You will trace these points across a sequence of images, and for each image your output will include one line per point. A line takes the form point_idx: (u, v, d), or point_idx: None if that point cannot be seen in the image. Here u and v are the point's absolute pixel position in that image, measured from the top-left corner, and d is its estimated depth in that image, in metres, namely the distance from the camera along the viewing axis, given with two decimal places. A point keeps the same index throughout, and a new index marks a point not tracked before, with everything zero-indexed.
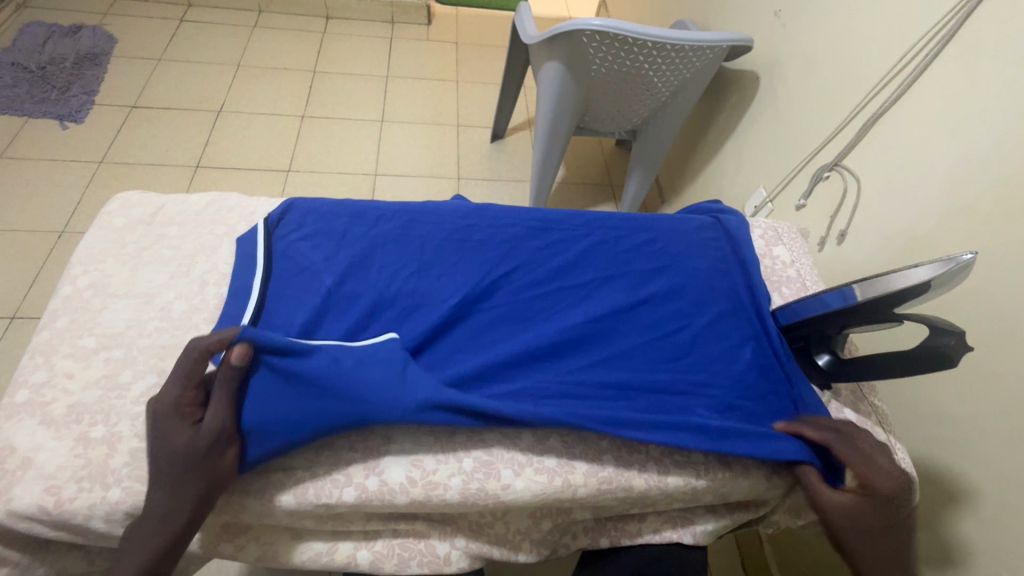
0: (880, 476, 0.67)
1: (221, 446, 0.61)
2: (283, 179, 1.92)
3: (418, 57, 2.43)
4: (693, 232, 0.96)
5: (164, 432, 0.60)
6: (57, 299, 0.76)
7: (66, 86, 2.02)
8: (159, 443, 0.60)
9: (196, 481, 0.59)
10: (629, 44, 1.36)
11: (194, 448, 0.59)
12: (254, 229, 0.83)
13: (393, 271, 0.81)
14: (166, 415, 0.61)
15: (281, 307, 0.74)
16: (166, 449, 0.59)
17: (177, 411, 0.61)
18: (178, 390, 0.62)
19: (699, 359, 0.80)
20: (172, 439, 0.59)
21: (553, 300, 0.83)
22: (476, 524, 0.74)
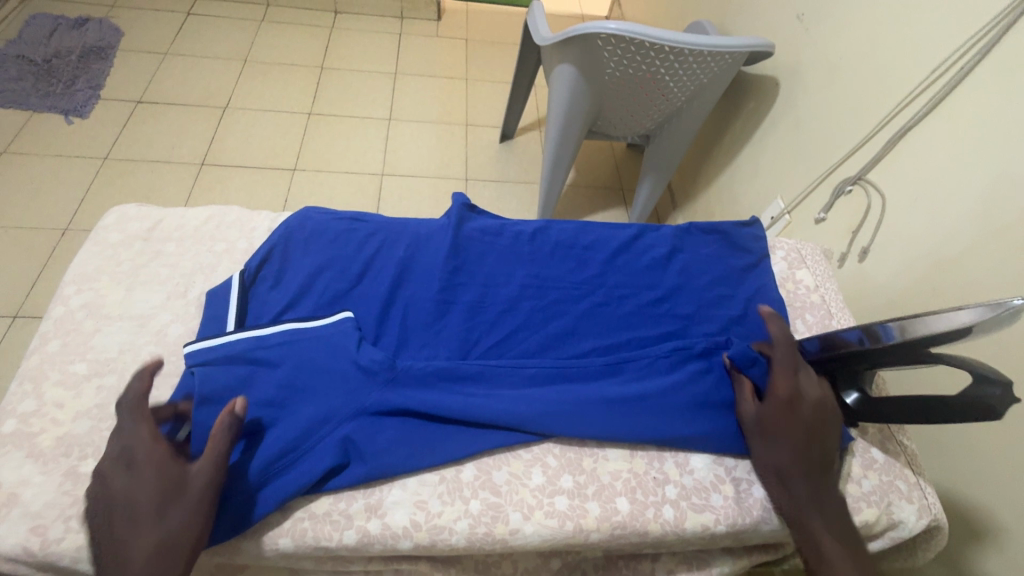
0: (785, 384, 0.72)
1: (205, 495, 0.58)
2: (289, 178, 1.89)
3: (427, 55, 2.38)
4: (708, 286, 0.88)
5: (128, 491, 0.57)
6: (49, 321, 0.73)
7: (71, 80, 1.99)
8: (125, 505, 0.56)
9: (180, 535, 0.55)
10: (644, 49, 1.31)
11: (181, 500, 0.57)
12: (228, 283, 0.76)
13: (372, 337, 0.74)
14: (121, 478, 0.57)
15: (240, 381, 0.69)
16: (141, 509, 0.56)
17: (146, 467, 0.58)
18: (137, 442, 0.59)
19: (715, 432, 0.73)
20: (143, 494, 0.56)
21: (548, 372, 0.76)
22: (482, 565, 0.70)
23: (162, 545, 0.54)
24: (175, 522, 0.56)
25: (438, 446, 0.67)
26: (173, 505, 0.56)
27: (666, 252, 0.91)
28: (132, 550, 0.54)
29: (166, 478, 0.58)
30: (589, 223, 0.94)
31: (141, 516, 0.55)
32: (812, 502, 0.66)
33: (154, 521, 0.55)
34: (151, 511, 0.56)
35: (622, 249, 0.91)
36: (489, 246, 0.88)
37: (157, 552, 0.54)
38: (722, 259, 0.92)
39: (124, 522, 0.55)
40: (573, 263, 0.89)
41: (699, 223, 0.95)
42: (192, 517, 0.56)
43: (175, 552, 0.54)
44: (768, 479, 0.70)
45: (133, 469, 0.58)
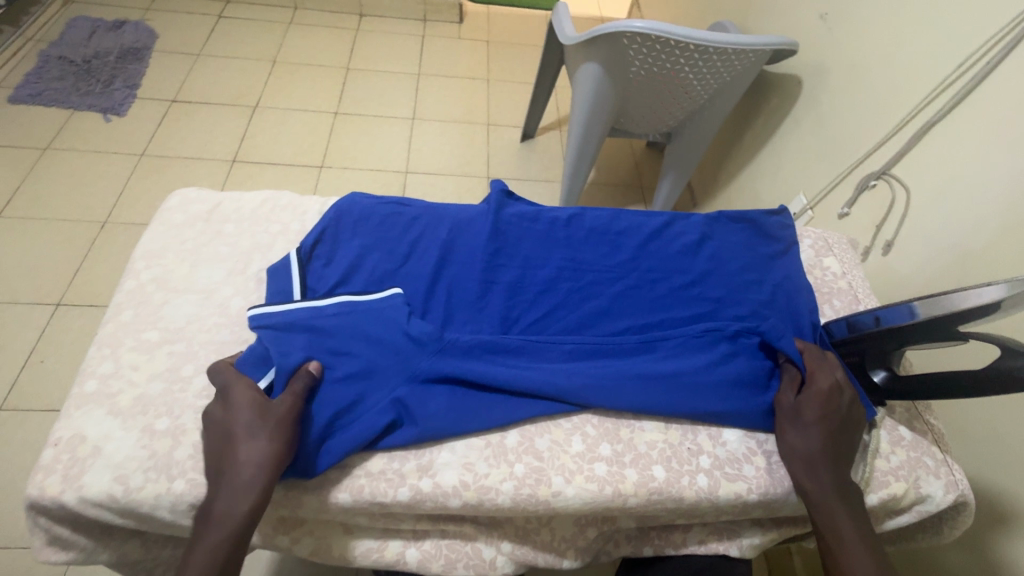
0: (825, 379, 0.75)
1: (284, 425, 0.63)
2: (316, 175, 1.95)
3: (450, 56, 2.44)
4: (737, 273, 0.90)
5: (224, 420, 0.63)
6: (121, 293, 0.78)
7: (110, 80, 2.08)
8: (222, 431, 0.63)
9: (266, 446, 0.61)
10: (669, 47, 1.34)
11: (265, 425, 0.62)
12: (286, 260, 0.81)
13: (420, 312, 0.79)
14: (220, 410, 0.65)
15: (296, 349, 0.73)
16: (234, 433, 0.62)
17: (239, 398, 0.65)
18: (234, 380, 0.67)
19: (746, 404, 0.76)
20: (235, 421, 0.63)
21: (583, 348, 0.79)
22: (522, 530, 0.74)
23: (249, 463, 0.60)
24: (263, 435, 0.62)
25: (482, 415, 0.71)
26: (259, 429, 0.62)
27: (696, 239, 0.93)
28: (226, 468, 0.60)
29: (253, 406, 0.64)
30: (621, 210, 0.97)
31: (234, 440, 0.62)
32: (836, 487, 0.67)
33: (243, 444, 0.61)
34: (241, 435, 0.62)
35: (653, 235, 0.93)
36: (526, 230, 0.91)
37: (245, 468, 0.60)
38: (750, 247, 0.94)
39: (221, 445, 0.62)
40: (608, 247, 0.91)
41: (728, 212, 0.97)
42: (273, 439, 0.62)
43: (259, 470, 0.60)
44: (794, 460, 0.71)
45: (229, 401, 0.65)
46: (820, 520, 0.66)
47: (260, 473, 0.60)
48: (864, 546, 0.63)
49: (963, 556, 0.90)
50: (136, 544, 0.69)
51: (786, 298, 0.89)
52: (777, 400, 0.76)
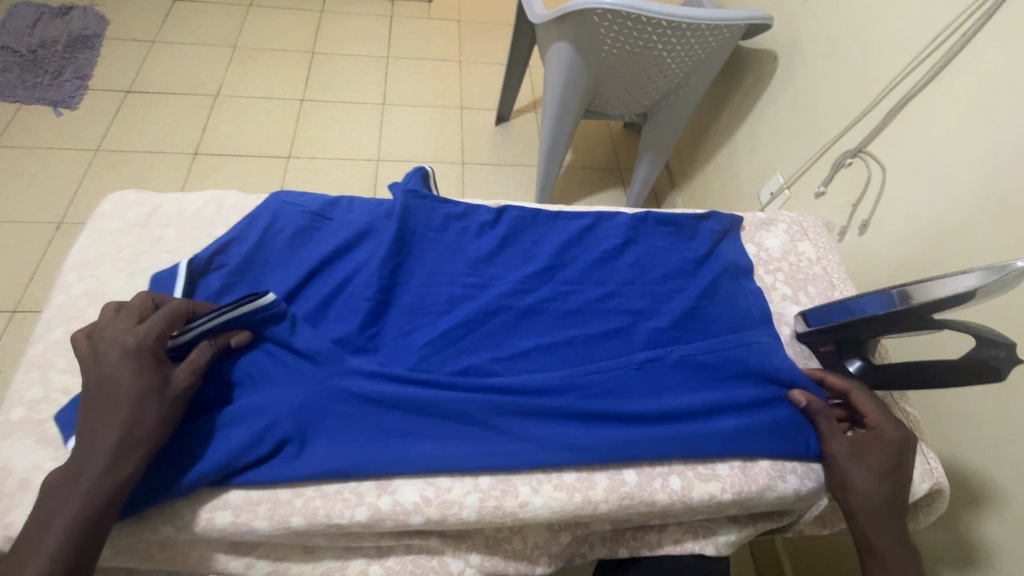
0: (890, 426, 0.70)
1: (179, 397, 0.61)
2: (284, 166, 1.87)
3: (420, 37, 2.34)
4: (660, 280, 0.86)
5: (116, 376, 0.59)
6: (51, 309, 0.72)
7: (58, 70, 1.95)
8: (113, 387, 0.59)
9: (155, 421, 0.59)
10: (642, 23, 1.29)
11: (163, 392, 0.60)
12: (175, 271, 0.73)
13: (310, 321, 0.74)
14: (116, 357, 0.60)
15: None
16: (125, 395, 0.58)
17: (136, 353, 0.61)
18: (141, 334, 0.62)
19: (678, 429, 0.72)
20: (128, 381, 0.59)
21: (480, 368, 0.73)
22: (492, 541, 0.71)
23: (130, 431, 0.57)
24: (154, 409, 0.59)
25: (364, 425, 0.67)
26: (149, 398, 0.59)
27: (619, 243, 0.88)
28: (101, 429, 0.57)
29: (152, 367, 0.61)
30: (540, 211, 0.91)
31: (120, 401, 0.58)
32: (903, 547, 0.64)
33: (128, 410, 0.58)
34: (130, 398, 0.58)
35: (573, 240, 0.88)
36: (431, 240, 0.84)
37: (128, 434, 0.57)
38: (676, 251, 0.90)
39: (104, 402, 0.58)
40: (520, 259, 0.85)
41: (655, 213, 0.92)
42: (165, 412, 0.60)
43: (136, 442, 0.57)
44: (862, 512, 0.66)
45: (128, 354, 0.61)
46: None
47: (137, 444, 0.57)
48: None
49: (938, 535, 0.90)
50: None
51: (729, 305, 0.84)
52: (835, 451, 0.70)
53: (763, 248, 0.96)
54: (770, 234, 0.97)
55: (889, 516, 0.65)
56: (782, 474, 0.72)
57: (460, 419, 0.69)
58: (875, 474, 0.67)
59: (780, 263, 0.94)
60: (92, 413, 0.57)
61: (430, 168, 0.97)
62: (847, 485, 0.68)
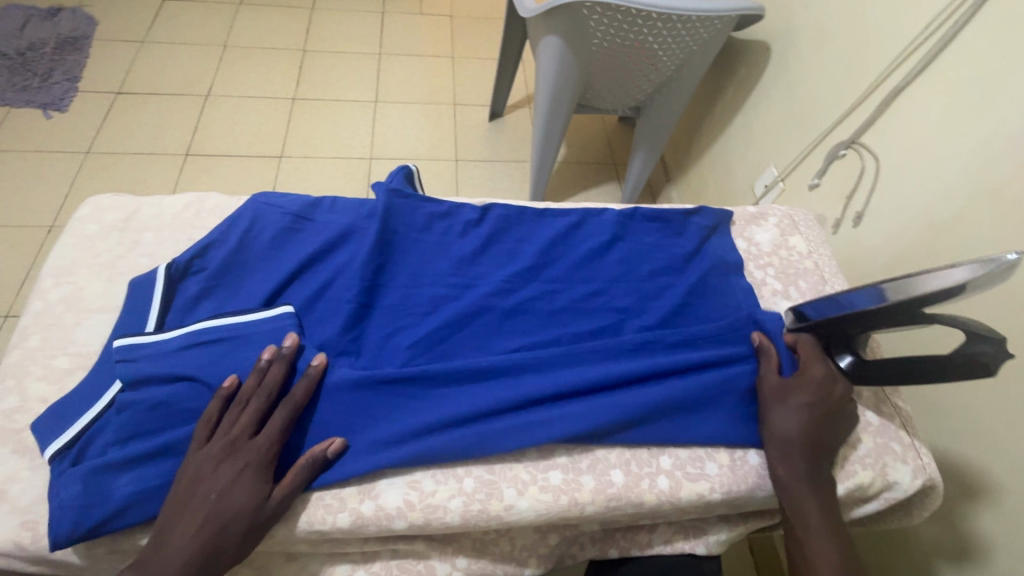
0: (819, 370, 0.72)
1: (263, 524, 0.58)
2: (276, 165, 1.86)
3: (412, 33, 2.32)
4: (648, 277, 0.85)
5: (222, 492, 0.57)
6: (28, 316, 0.71)
7: (47, 72, 1.93)
8: (213, 501, 0.57)
9: (232, 550, 0.56)
10: (631, 16, 1.27)
11: (250, 521, 0.57)
12: (153, 275, 0.72)
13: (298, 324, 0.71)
14: (224, 478, 0.58)
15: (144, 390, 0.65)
16: (221, 516, 0.56)
17: (247, 469, 0.59)
18: (254, 449, 0.60)
19: (667, 428, 0.70)
20: (225, 501, 0.57)
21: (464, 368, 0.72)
22: (479, 543, 0.70)
23: (209, 555, 0.55)
24: (234, 537, 0.56)
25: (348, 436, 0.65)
26: (235, 526, 0.57)
27: (606, 240, 0.87)
28: (184, 540, 0.55)
29: (255, 492, 0.58)
30: (526, 209, 0.89)
31: (214, 522, 0.56)
32: (808, 478, 0.67)
33: (214, 531, 0.56)
34: (222, 519, 0.56)
35: (560, 238, 0.87)
36: (414, 240, 0.82)
37: (207, 560, 0.55)
38: (663, 247, 0.89)
39: (200, 516, 0.56)
40: (505, 258, 0.84)
41: (643, 209, 0.91)
42: (245, 544, 0.57)
43: (206, 570, 0.55)
44: (772, 445, 0.70)
45: (241, 467, 0.59)
46: (790, 506, 0.67)
47: (213, 568, 0.55)
48: (828, 536, 0.65)
49: (934, 530, 0.89)
50: None
51: (718, 301, 0.83)
52: (762, 385, 0.73)
53: (754, 242, 0.94)
54: (760, 228, 0.96)
55: (804, 450, 0.68)
56: None
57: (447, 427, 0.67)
58: (795, 408, 0.70)
59: (770, 258, 0.92)
60: (180, 530, 0.56)
61: (415, 166, 0.96)
62: (766, 418, 0.71)
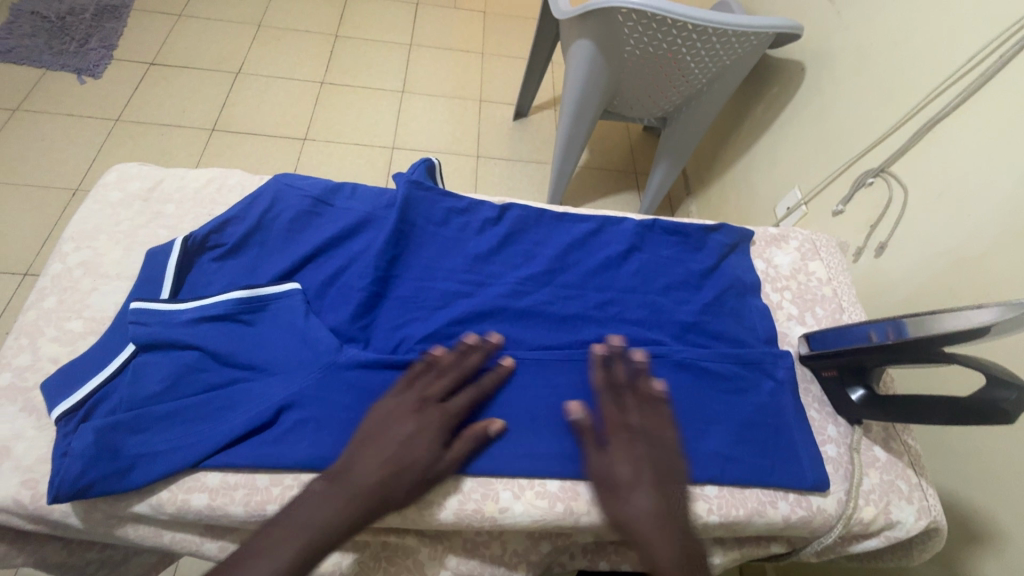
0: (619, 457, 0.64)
1: (438, 442, 0.64)
2: (299, 148, 1.87)
3: (444, 26, 2.33)
4: (662, 291, 0.84)
5: (410, 440, 0.62)
6: (47, 277, 0.72)
7: (84, 38, 1.96)
8: (387, 445, 0.61)
9: (413, 464, 0.61)
10: (665, 26, 1.26)
11: (435, 438, 0.63)
12: (171, 245, 0.73)
13: (315, 309, 0.73)
14: (405, 409, 0.64)
15: (158, 359, 0.66)
16: (399, 440, 0.62)
17: (426, 405, 0.65)
18: (436, 387, 0.67)
19: None
20: (411, 428, 0.63)
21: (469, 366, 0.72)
22: (471, 542, 0.71)
23: (395, 470, 0.60)
24: (412, 453, 0.62)
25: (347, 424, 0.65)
26: (418, 443, 0.62)
27: (623, 250, 0.86)
28: (372, 462, 0.60)
29: (431, 414, 0.65)
30: (546, 211, 0.89)
31: (392, 445, 0.61)
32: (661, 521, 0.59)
33: (401, 452, 0.61)
34: (410, 438, 0.62)
35: (577, 244, 0.86)
36: (431, 234, 0.82)
37: (395, 477, 0.60)
38: (680, 262, 0.87)
39: (376, 457, 0.61)
40: (521, 259, 0.84)
41: (663, 221, 0.90)
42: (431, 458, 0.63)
43: (397, 482, 0.60)
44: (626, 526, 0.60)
45: (409, 417, 0.63)
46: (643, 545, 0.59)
47: (398, 483, 0.60)
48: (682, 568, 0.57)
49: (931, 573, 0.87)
50: (56, 547, 0.66)
51: (732, 322, 0.82)
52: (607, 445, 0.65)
53: (773, 264, 0.93)
54: (781, 250, 0.94)
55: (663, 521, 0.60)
56: (773, 500, 0.69)
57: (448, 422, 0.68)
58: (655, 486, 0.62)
59: (789, 281, 0.91)
60: (361, 449, 0.61)
61: (438, 160, 0.95)
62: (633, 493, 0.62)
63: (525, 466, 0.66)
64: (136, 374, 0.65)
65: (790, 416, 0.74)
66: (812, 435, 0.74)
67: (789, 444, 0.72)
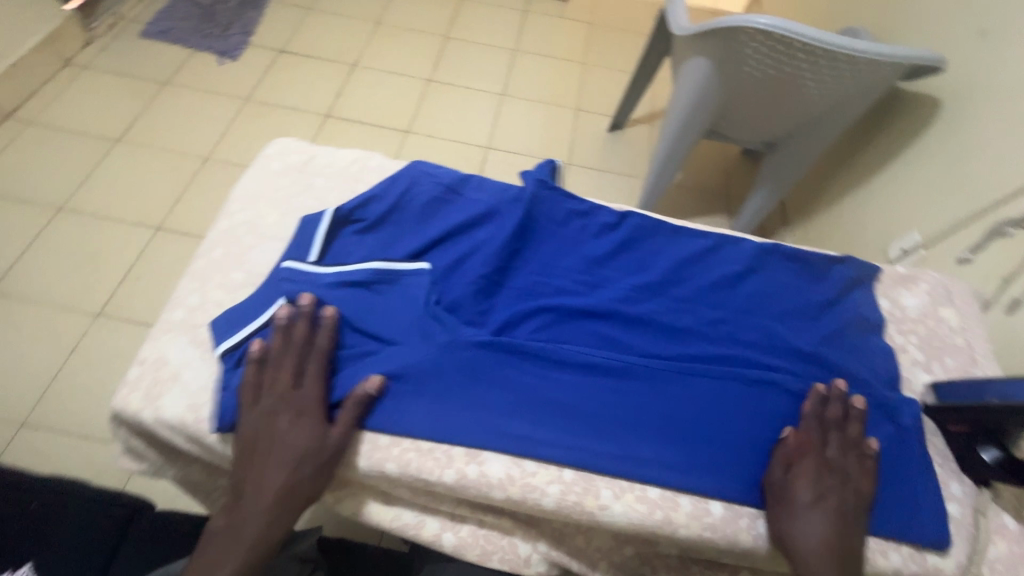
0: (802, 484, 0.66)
1: (311, 432, 0.65)
2: (402, 139, 1.97)
3: (550, 34, 2.38)
4: (778, 317, 0.82)
5: (286, 436, 0.64)
6: (216, 231, 0.82)
7: (228, 25, 2.18)
8: (270, 454, 0.63)
9: (302, 463, 0.63)
10: (794, 49, 1.23)
11: (303, 433, 0.65)
12: (323, 214, 0.80)
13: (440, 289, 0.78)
14: (260, 416, 0.65)
15: (303, 314, 0.73)
16: (277, 448, 0.63)
17: (283, 408, 0.65)
18: (282, 381, 0.67)
19: (776, 475, 0.69)
20: (280, 432, 0.64)
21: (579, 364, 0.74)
22: (559, 534, 0.72)
23: (288, 475, 0.62)
24: (291, 454, 0.63)
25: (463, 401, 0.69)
26: (291, 443, 0.64)
27: (740, 271, 0.85)
28: (269, 474, 0.62)
29: (288, 414, 0.65)
30: (664, 223, 0.89)
31: (275, 453, 0.63)
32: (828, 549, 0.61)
33: (285, 458, 0.63)
34: (279, 443, 0.63)
35: (693, 259, 0.86)
36: (551, 232, 0.85)
37: (290, 480, 0.62)
38: (799, 290, 0.85)
39: (271, 458, 0.63)
40: (636, 267, 0.85)
41: (785, 246, 0.88)
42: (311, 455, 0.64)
43: (298, 483, 0.63)
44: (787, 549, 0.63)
45: (279, 428, 0.64)
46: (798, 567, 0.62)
47: (297, 485, 0.63)
48: None
49: None
50: (197, 468, 0.75)
51: (851, 358, 0.79)
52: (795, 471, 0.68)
53: (899, 305, 0.88)
54: (910, 292, 0.89)
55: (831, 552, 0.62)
56: (885, 549, 0.67)
57: (557, 414, 0.70)
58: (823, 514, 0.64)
59: (915, 325, 0.86)
60: (249, 467, 0.63)
61: (560, 162, 0.98)
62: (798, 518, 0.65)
63: (628, 469, 0.67)
64: (283, 325, 0.72)
65: (908, 467, 0.71)
66: (934, 490, 0.70)
67: (909, 495, 0.69)
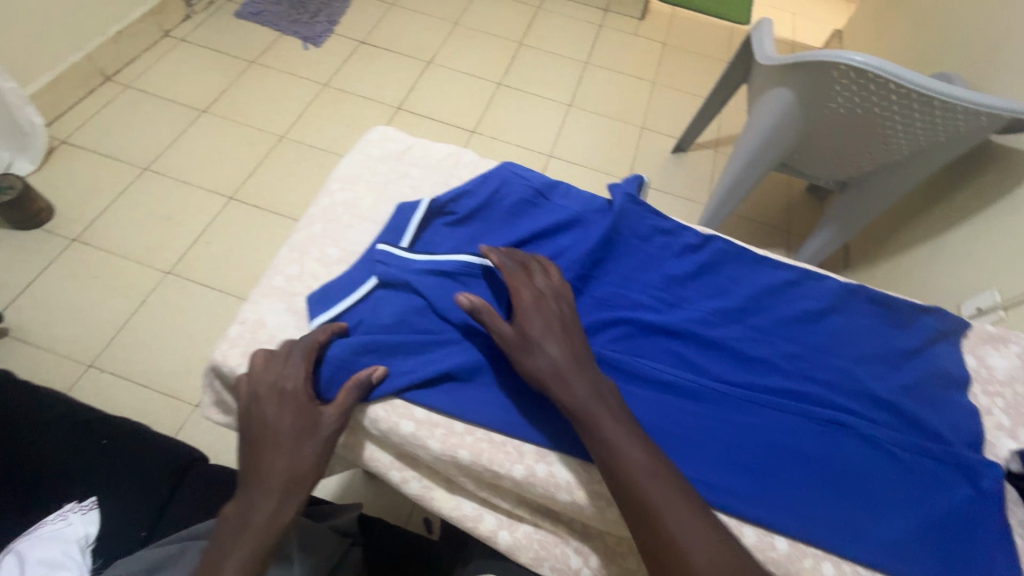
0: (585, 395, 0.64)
1: (322, 435, 0.65)
2: (466, 138, 2.02)
3: (622, 51, 2.39)
4: (857, 360, 0.80)
5: (286, 427, 0.64)
6: (317, 208, 0.86)
7: (315, 12, 2.28)
8: (275, 446, 0.63)
9: (312, 459, 0.63)
10: (886, 90, 1.18)
11: (310, 430, 0.64)
12: (419, 203, 0.84)
13: None
14: (276, 409, 0.64)
15: (392, 295, 0.76)
16: (287, 441, 0.63)
17: (296, 406, 0.65)
18: (291, 376, 0.66)
19: (847, 521, 0.67)
20: (285, 425, 0.64)
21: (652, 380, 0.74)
22: (611, 550, 0.72)
23: (294, 468, 0.62)
24: (301, 452, 0.63)
25: (538, 400, 0.70)
26: (305, 439, 0.64)
27: (821, 308, 0.84)
28: (275, 464, 0.62)
29: (302, 412, 0.65)
30: (747, 251, 0.88)
31: (284, 443, 0.63)
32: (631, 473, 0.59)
33: (294, 450, 0.63)
34: (290, 437, 0.63)
35: (773, 290, 0.85)
36: (634, 247, 0.86)
37: (296, 474, 0.62)
38: (881, 335, 0.83)
39: (277, 444, 0.63)
40: (714, 291, 0.85)
41: (870, 289, 0.86)
42: (317, 448, 0.64)
43: (304, 474, 0.62)
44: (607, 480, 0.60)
45: (284, 419, 0.64)
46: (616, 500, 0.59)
47: (303, 477, 0.62)
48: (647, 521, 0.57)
49: None
50: None
51: (932, 412, 0.76)
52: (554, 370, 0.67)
53: (986, 365, 0.85)
54: (999, 352, 0.86)
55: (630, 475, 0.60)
56: None
57: None
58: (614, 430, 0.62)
59: (1002, 388, 0.82)
60: (259, 458, 0.62)
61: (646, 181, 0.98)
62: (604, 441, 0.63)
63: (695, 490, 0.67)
64: (374, 304, 0.75)
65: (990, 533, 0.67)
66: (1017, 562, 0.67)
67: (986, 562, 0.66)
